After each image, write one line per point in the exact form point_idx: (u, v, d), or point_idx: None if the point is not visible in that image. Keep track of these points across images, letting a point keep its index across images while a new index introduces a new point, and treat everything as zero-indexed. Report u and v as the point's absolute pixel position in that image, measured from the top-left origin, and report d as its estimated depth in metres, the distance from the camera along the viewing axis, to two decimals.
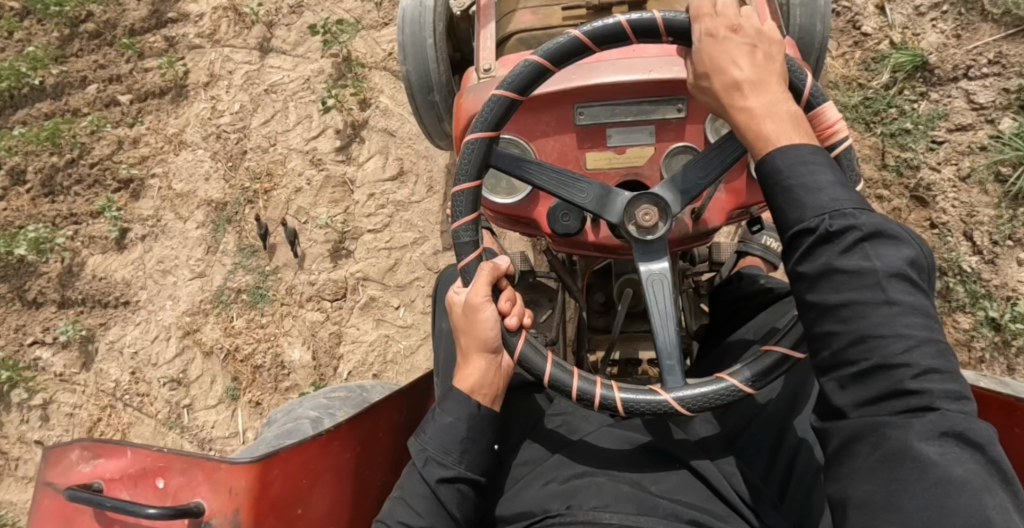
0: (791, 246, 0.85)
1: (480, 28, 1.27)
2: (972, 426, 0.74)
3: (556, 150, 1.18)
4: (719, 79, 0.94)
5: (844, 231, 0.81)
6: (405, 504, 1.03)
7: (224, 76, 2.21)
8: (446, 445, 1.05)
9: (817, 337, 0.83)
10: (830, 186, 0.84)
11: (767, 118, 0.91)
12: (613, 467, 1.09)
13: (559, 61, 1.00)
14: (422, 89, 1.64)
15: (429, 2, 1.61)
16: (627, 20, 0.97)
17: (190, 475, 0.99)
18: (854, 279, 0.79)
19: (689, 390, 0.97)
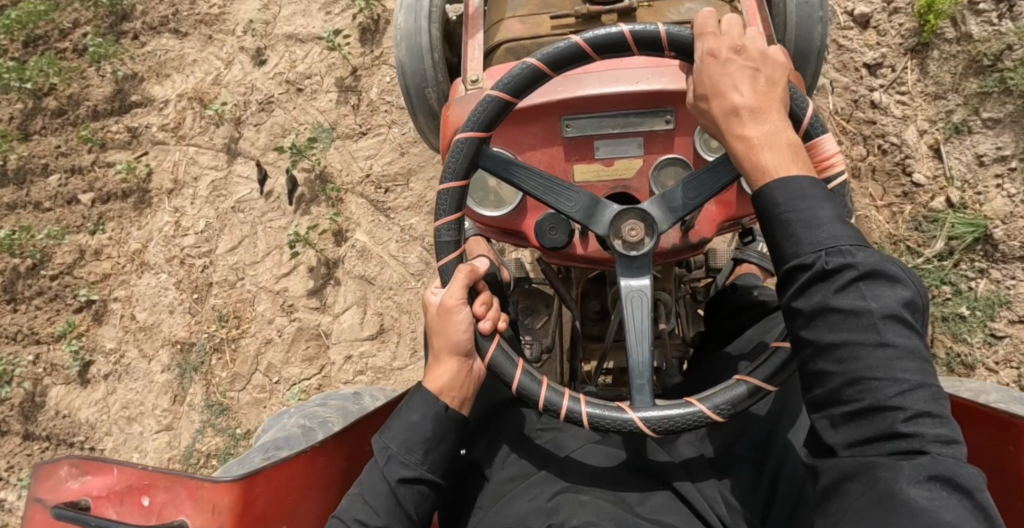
0: (787, 281, 0.84)
1: (467, 43, 1.26)
2: (962, 471, 0.72)
3: (543, 162, 1.17)
4: (718, 104, 0.91)
5: (840, 269, 0.79)
6: (364, 502, 1.04)
7: (189, 182, 2.25)
8: (410, 444, 1.05)
9: (813, 375, 0.81)
10: (827, 222, 0.82)
11: (766, 148, 0.89)
12: (595, 484, 1.09)
13: (556, 66, 0.99)
14: (422, 96, 1.62)
15: (424, 8, 1.60)
16: (629, 31, 0.96)
17: (175, 492, 1.00)
18: (850, 318, 0.77)
19: (657, 411, 0.97)
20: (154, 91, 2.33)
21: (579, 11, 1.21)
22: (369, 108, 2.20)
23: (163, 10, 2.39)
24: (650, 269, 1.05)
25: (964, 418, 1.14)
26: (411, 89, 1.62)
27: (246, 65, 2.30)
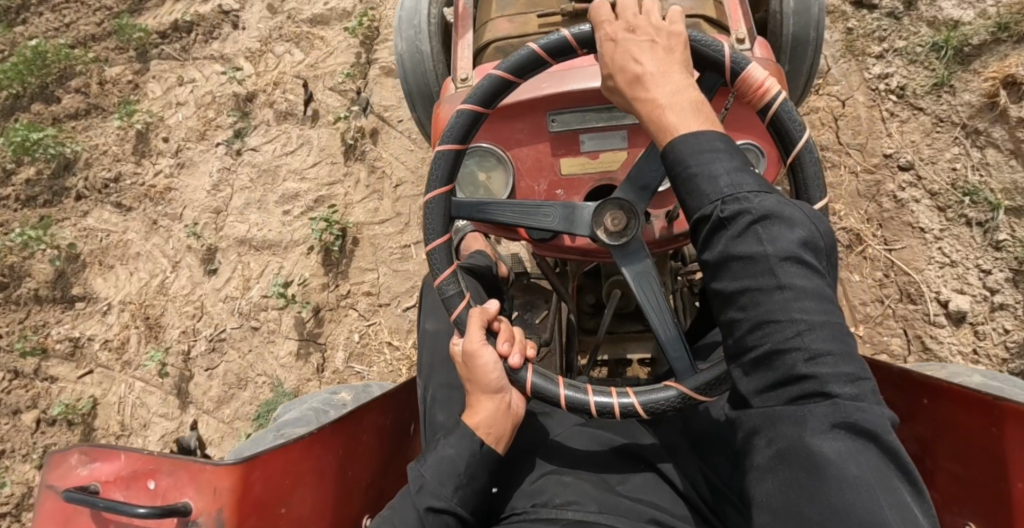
0: (695, 234, 0.87)
1: (457, 44, 1.33)
2: (862, 414, 0.74)
3: (530, 158, 1.20)
4: (622, 77, 0.96)
5: (737, 215, 0.82)
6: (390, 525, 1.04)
7: (139, 432, 2.02)
8: (442, 477, 1.06)
9: (724, 326, 0.84)
10: (726, 173, 0.85)
11: (670, 108, 0.93)
12: (579, 466, 1.12)
13: (488, 102, 1.07)
14: (424, 100, 1.68)
15: (423, 16, 1.66)
16: (539, 46, 1.04)
17: (177, 476, 1.04)
18: (749, 264, 0.80)
19: (705, 376, 1.00)
20: (100, 287, 2.18)
21: (565, 9, 1.24)
22: (335, 378, 2.04)
23: (108, 173, 2.30)
24: (647, 250, 1.08)
25: (946, 400, 1.17)
26: (416, 96, 1.68)
27: (195, 273, 2.17)
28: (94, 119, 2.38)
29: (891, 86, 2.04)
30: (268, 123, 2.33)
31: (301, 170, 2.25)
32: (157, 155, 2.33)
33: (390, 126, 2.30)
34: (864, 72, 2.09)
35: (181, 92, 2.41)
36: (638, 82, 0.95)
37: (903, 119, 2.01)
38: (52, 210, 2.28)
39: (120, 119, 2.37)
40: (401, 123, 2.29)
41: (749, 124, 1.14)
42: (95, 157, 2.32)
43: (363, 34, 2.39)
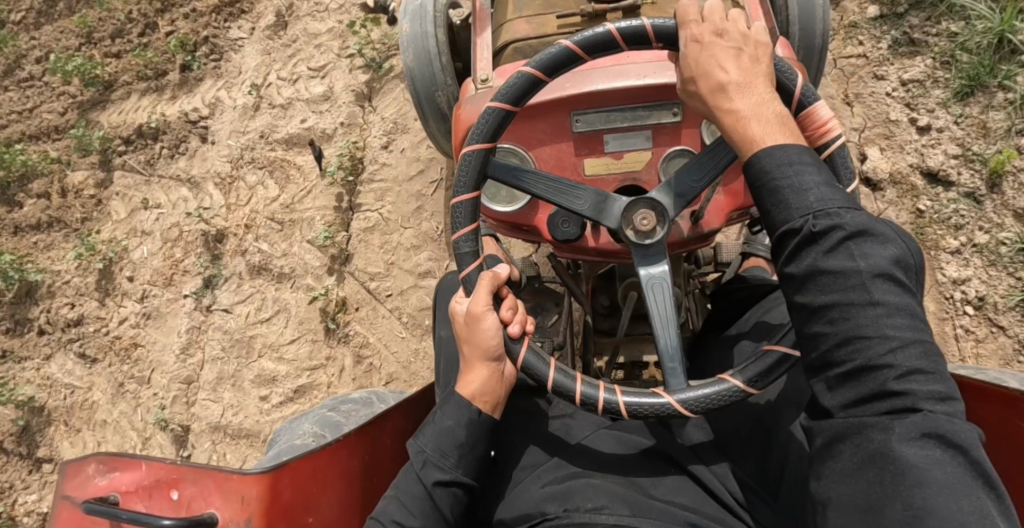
0: (779, 247, 0.87)
1: (476, 43, 1.30)
2: (952, 425, 0.75)
3: (553, 158, 1.19)
4: (704, 83, 0.96)
5: (828, 231, 0.82)
6: (399, 502, 1.05)
7: None
8: (443, 448, 1.06)
9: (807, 338, 0.84)
10: (816, 188, 0.85)
11: (754, 119, 0.93)
12: (605, 469, 1.11)
13: (551, 72, 1.05)
14: (429, 100, 1.66)
15: (430, 18, 1.64)
16: (616, 28, 1.01)
17: (202, 485, 1.02)
18: (840, 280, 0.81)
19: (692, 392, 0.99)
20: (65, 452, 2.03)
21: (585, 9, 1.24)
22: None
23: (73, 313, 2.12)
24: (667, 256, 1.07)
25: (974, 397, 1.17)
26: (420, 96, 1.66)
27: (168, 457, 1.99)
28: (56, 236, 2.19)
29: (968, 297, 1.76)
30: (240, 277, 2.08)
31: (279, 346, 2.01)
32: (122, 296, 2.12)
33: (377, 302, 2.03)
34: (938, 273, 1.80)
35: (145, 219, 2.17)
36: (718, 89, 0.95)
37: (980, 340, 1.74)
38: (15, 345, 2.12)
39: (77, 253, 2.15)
40: (390, 298, 2.02)
41: None
42: (60, 286, 2.14)
43: (345, 166, 2.12)
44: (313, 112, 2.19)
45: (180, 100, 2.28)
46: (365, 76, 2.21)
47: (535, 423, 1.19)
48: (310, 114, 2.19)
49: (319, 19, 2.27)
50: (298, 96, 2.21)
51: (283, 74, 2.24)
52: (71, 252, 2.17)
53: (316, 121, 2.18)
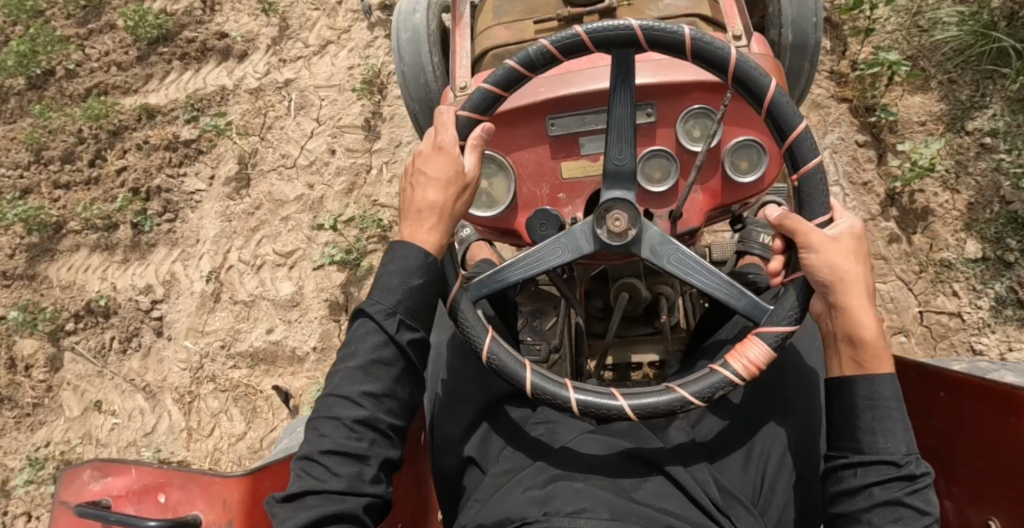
0: (864, 467, 0.94)
1: (455, 49, 1.33)
2: None
3: (531, 163, 1.21)
4: (846, 290, 0.98)
5: (920, 478, 0.92)
6: (364, 375, 1.00)
7: None
8: (419, 309, 1.04)
9: None
10: (906, 434, 0.95)
11: (868, 341, 0.98)
12: (592, 471, 1.07)
13: (741, 81, 1.00)
14: (425, 106, 1.69)
15: (422, 26, 1.68)
16: (777, 95, 0.99)
17: (188, 489, 1.05)
18: (914, 519, 0.90)
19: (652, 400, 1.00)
20: None
21: (561, 14, 1.25)
22: None
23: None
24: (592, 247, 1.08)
25: (969, 395, 1.17)
26: (412, 94, 1.68)
27: None
28: (6, 420, 2.09)
29: None
30: None
31: None
32: None
33: None
34: None
35: (100, 424, 2.07)
36: (851, 283, 0.99)
37: None
38: None
39: (27, 477, 2.03)
40: None
41: (738, 189, 1.16)
42: (13, 491, 2.02)
43: None
44: (281, 320, 2.08)
45: (130, 267, 2.20)
46: (341, 276, 2.09)
47: (518, 431, 1.17)
48: (278, 321, 2.08)
49: (286, 178, 2.22)
50: (265, 293, 2.11)
51: (246, 255, 2.16)
52: (21, 474, 2.03)
53: (285, 333, 2.06)
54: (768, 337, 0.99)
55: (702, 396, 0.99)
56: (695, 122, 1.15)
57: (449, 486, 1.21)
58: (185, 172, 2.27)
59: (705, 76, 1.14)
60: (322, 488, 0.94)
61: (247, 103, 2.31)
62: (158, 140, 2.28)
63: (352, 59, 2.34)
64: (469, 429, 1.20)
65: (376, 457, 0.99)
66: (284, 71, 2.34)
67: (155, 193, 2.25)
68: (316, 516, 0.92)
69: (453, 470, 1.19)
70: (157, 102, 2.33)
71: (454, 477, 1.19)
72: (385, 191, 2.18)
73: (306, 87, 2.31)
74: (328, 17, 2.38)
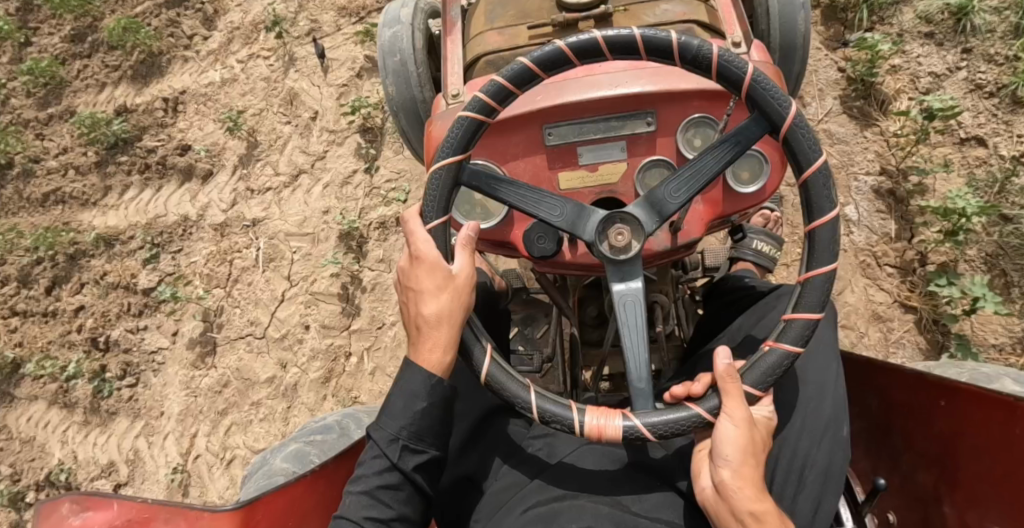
0: None
1: (445, 56, 1.28)
2: None
3: (528, 171, 1.17)
4: (747, 466, 0.95)
5: None
6: (371, 498, 1.00)
7: None
8: (420, 431, 1.03)
9: None
10: None
11: (766, 515, 0.94)
12: (593, 488, 1.05)
13: (765, 103, 0.98)
14: (410, 115, 1.65)
15: (408, 31, 1.63)
16: (796, 118, 0.98)
17: (174, 524, 1.01)
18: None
19: (658, 416, 0.97)
20: None
21: (556, 20, 1.22)
22: None
23: None
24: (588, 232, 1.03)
25: (965, 402, 1.17)
26: (398, 105, 1.63)
27: None
28: None
29: None
30: None
31: None
32: None
33: None
34: None
35: None
36: (751, 461, 0.95)
37: None
38: None
39: None
40: None
41: (738, 200, 1.13)
42: None
43: None
44: None
45: (91, 433, 2.06)
46: None
47: (514, 446, 1.13)
48: None
49: (255, 351, 2.02)
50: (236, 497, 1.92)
51: (213, 444, 1.97)
52: None
53: None
54: (629, 422, 0.96)
55: (655, 430, 0.96)
56: (695, 131, 1.12)
57: (445, 510, 1.13)
58: (146, 326, 2.11)
59: (704, 84, 1.12)
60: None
61: (212, 244, 2.14)
62: (117, 277, 2.14)
63: (327, 197, 2.13)
64: (466, 446, 1.15)
65: None
66: (252, 207, 2.15)
67: (113, 353, 2.10)
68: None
69: (451, 490, 1.13)
70: (112, 223, 2.21)
71: (451, 497, 1.13)
72: (367, 386, 1.96)
73: (276, 233, 2.11)
74: (301, 141, 2.18)
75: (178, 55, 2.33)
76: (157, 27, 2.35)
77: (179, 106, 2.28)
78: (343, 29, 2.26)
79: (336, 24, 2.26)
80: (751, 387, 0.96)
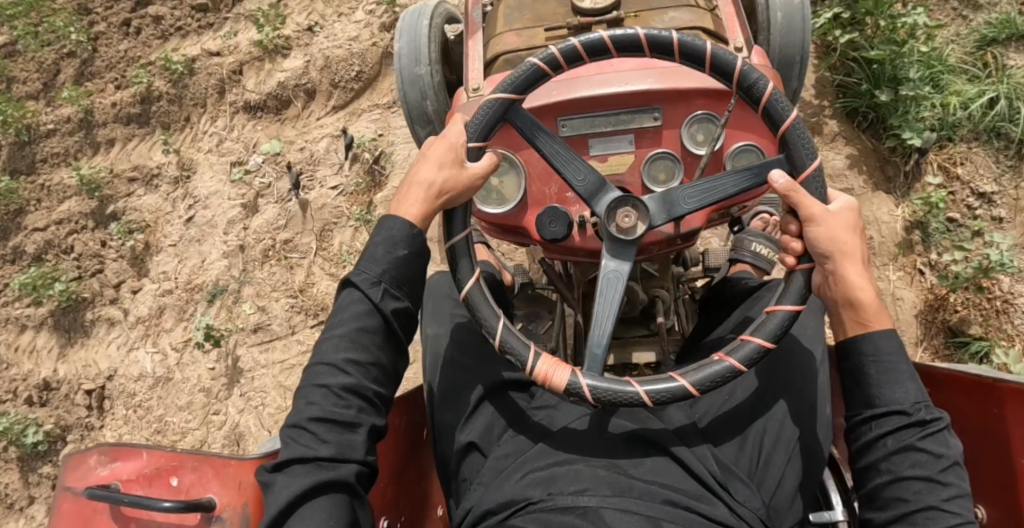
0: (885, 421, 1.02)
1: (468, 54, 1.38)
2: None
3: (541, 162, 1.25)
4: (842, 255, 1.05)
5: (933, 422, 0.99)
6: (347, 341, 1.06)
7: None
8: (399, 277, 1.10)
9: (877, 499, 1.01)
10: (904, 387, 1.02)
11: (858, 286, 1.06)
12: (591, 453, 1.10)
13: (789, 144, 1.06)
14: (417, 105, 1.73)
15: (423, 27, 1.74)
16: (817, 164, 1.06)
17: (201, 472, 1.06)
18: (930, 460, 0.98)
19: (604, 383, 1.03)
20: None
21: (572, 22, 1.32)
22: None
23: None
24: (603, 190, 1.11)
25: (949, 386, 1.22)
26: (408, 100, 1.72)
27: None
28: None
29: None
30: None
31: None
32: None
33: None
34: None
35: None
36: (850, 251, 1.06)
37: None
38: None
39: None
40: None
41: (738, 193, 1.21)
42: None
43: None
44: None
45: None
46: None
47: (517, 413, 1.18)
48: None
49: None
50: None
51: None
52: None
53: None
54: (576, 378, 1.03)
55: (596, 392, 1.03)
56: (701, 127, 1.21)
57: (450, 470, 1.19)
58: None
59: (708, 84, 1.20)
60: (311, 455, 0.99)
61: None
62: None
63: None
64: (470, 413, 1.19)
65: (362, 424, 1.04)
66: None
67: None
68: (299, 489, 0.96)
69: (453, 455, 1.17)
70: None
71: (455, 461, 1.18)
72: None
73: None
74: None
75: (104, 316, 2.27)
76: (80, 253, 2.31)
77: (105, 402, 2.20)
78: (297, 332, 2.13)
79: (289, 323, 2.14)
80: (687, 385, 1.02)
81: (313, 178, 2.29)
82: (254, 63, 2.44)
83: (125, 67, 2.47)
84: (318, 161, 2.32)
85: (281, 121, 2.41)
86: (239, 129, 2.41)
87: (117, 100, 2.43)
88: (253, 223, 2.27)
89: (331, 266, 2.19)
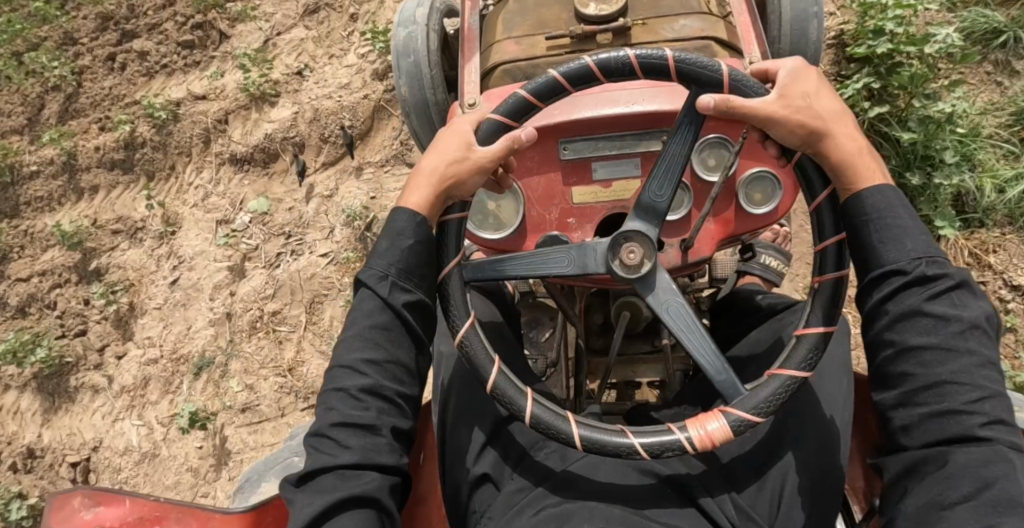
0: (881, 284, 0.95)
1: (464, 65, 1.28)
2: (1013, 434, 0.88)
3: (541, 186, 1.18)
4: (814, 115, 0.96)
5: (939, 278, 0.92)
6: (364, 339, 0.97)
7: None
8: (412, 267, 1.00)
9: (891, 377, 0.94)
10: (907, 244, 0.94)
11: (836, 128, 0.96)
12: (607, 496, 1.00)
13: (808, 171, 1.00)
14: (417, 104, 1.64)
15: (422, 22, 1.65)
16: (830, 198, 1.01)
17: (185, 524, 1.03)
18: (938, 324, 0.90)
19: (598, 433, 0.98)
20: None
21: (574, 31, 1.22)
22: None
23: None
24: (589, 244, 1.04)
25: None
26: (407, 99, 1.64)
27: None
28: None
29: None
30: None
31: None
32: None
33: None
34: None
35: None
36: (825, 113, 0.96)
37: None
38: None
39: None
40: None
41: (750, 221, 1.14)
42: None
43: None
44: None
45: None
46: None
47: (523, 451, 1.09)
48: None
49: None
50: None
51: None
52: None
53: None
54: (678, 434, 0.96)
55: (587, 443, 0.98)
56: (713, 153, 1.13)
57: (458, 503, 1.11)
58: None
59: None
60: (334, 465, 0.90)
61: None
62: None
63: None
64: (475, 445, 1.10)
65: (385, 428, 0.95)
66: None
67: None
68: (321, 506, 0.87)
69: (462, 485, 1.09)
70: None
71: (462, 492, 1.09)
72: None
73: None
74: None
75: (88, 384, 2.21)
76: (64, 312, 2.25)
77: (89, 475, 2.12)
78: (287, 414, 2.05)
79: (278, 405, 2.06)
80: (686, 439, 0.96)
81: (301, 243, 2.25)
82: (241, 112, 2.39)
83: (110, 105, 2.43)
84: (307, 224, 2.28)
85: (269, 176, 2.36)
86: (225, 182, 2.36)
87: (101, 145, 2.39)
88: (241, 291, 2.22)
89: (320, 342, 2.12)
